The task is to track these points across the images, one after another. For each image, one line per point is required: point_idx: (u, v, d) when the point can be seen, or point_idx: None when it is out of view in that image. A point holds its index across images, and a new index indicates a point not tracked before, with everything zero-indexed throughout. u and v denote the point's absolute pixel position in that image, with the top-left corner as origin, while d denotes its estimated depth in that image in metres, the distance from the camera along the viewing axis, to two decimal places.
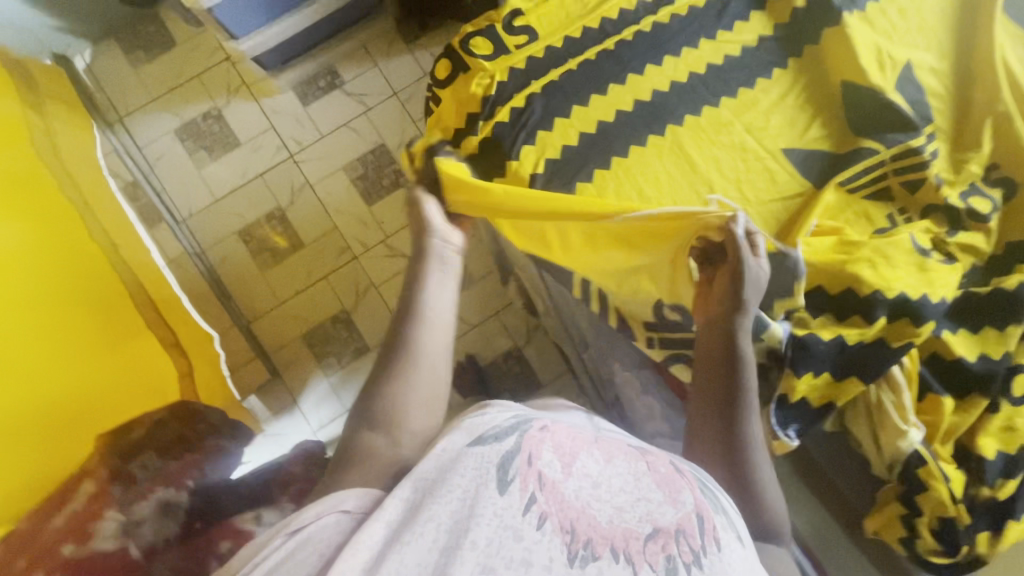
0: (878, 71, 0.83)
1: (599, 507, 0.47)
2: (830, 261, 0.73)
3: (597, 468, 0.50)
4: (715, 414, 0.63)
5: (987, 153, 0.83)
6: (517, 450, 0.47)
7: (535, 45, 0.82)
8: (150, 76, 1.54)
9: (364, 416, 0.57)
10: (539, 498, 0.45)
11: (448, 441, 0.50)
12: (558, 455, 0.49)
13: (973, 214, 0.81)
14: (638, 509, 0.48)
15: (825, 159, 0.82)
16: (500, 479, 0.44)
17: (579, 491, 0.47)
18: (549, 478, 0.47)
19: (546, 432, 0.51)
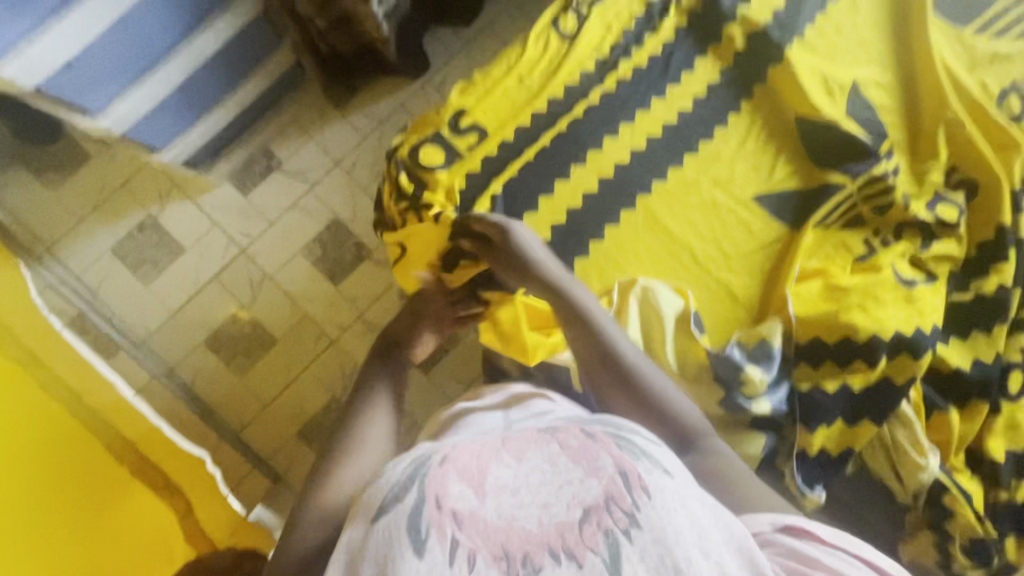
0: (829, 99, 0.83)
1: (524, 514, 0.42)
2: (823, 311, 0.73)
3: (510, 475, 0.45)
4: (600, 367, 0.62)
5: (944, 159, 0.84)
6: (423, 497, 0.42)
7: (488, 142, 0.78)
8: (71, 197, 1.43)
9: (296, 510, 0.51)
10: (461, 537, 0.41)
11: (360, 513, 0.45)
12: (468, 478, 0.45)
13: (944, 223, 0.82)
14: (564, 496, 0.43)
15: (795, 198, 0.82)
16: (412, 541, 0.40)
17: (502, 508, 0.43)
18: (467, 511, 0.42)
19: (451, 463, 0.46)
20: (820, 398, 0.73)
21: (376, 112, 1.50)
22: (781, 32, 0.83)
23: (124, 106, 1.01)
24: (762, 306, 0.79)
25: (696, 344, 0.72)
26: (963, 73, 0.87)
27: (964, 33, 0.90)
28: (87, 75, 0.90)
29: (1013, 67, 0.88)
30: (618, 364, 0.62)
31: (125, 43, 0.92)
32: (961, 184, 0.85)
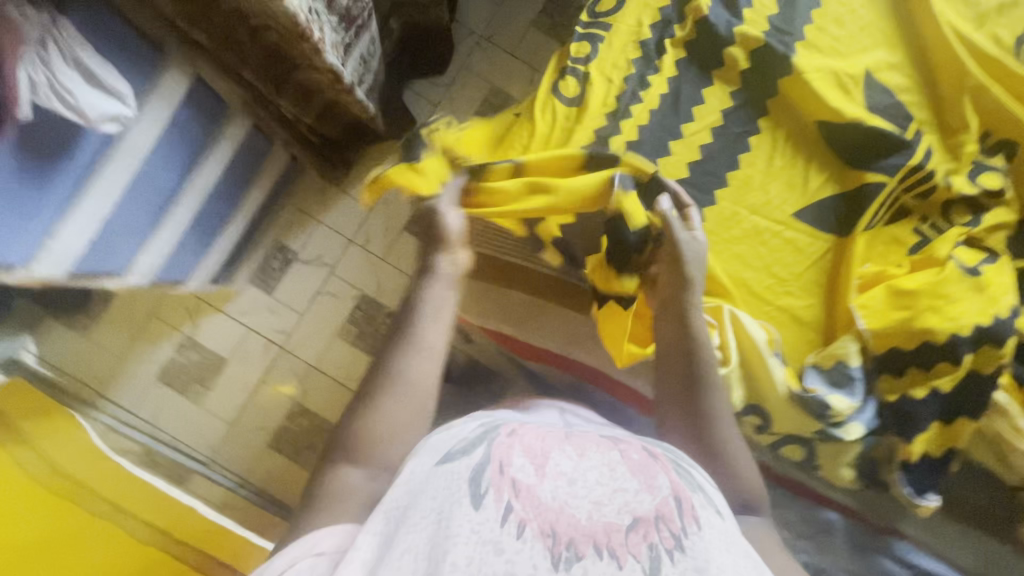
0: (846, 96, 0.81)
1: (576, 504, 0.51)
2: (896, 321, 0.73)
3: (569, 465, 0.55)
4: (678, 384, 0.69)
5: (976, 126, 0.82)
6: (487, 462, 0.53)
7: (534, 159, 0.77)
8: (107, 337, 1.45)
9: (345, 439, 0.62)
10: (514, 507, 0.50)
11: (421, 458, 0.56)
12: (530, 457, 0.54)
13: (990, 192, 0.80)
14: (617, 500, 0.53)
15: (836, 204, 0.80)
16: (472, 494, 0.50)
17: (555, 491, 0.52)
18: (524, 484, 0.52)
19: (513, 439, 0.57)
20: (911, 406, 0.73)
21: (376, 180, 1.50)
22: (782, 42, 0.81)
23: (144, 257, 1.01)
24: (829, 322, 0.78)
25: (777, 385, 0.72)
26: (976, 30, 0.84)
27: None
28: (106, 244, 0.90)
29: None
30: (696, 376, 0.68)
31: (135, 204, 0.90)
32: (998, 146, 0.83)
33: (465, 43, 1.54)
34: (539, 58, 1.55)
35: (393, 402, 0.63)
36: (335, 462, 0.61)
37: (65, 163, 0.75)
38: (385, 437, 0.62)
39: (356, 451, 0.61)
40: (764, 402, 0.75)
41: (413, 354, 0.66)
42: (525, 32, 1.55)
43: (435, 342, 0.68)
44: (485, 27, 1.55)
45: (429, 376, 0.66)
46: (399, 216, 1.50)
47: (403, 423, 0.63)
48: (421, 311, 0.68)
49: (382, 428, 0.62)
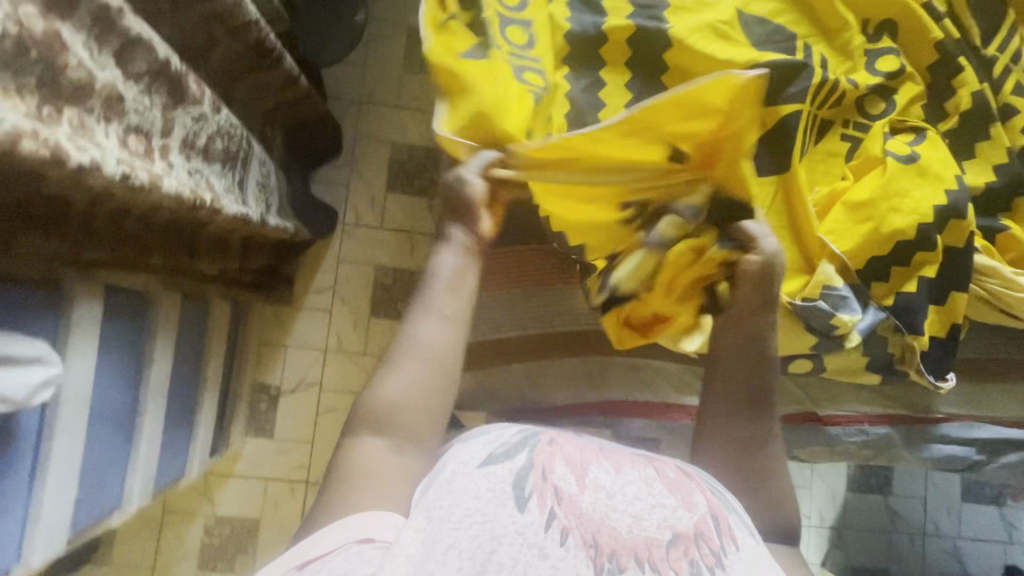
0: (729, 43, 0.82)
1: (616, 517, 0.57)
2: (866, 234, 0.73)
3: (608, 479, 0.61)
4: (737, 375, 0.71)
5: (853, 19, 0.84)
6: (531, 468, 0.58)
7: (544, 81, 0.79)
8: (131, 552, 1.38)
9: (366, 405, 0.62)
10: (557, 513, 0.55)
11: (461, 458, 0.59)
12: (570, 467, 0.60)
13: (891, 75, 0.83)
14: (656, 515, 0.59)
15: (765, 145, 0.81)
16: (516, 498, 0.55)
17: (596, 504, 0.58)
18: (566, 492, 0.57)
19: (552, 447, 0.61)
20: (908, 302, 0.74)
21: (323, 282, 1.46)
22: (651, 18, 0.81)
23: (133, 479, 0.96)
24: (806, 257, 0.78)
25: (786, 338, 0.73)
26: None
27: None
28: (90, 492, 0.84)
29: None
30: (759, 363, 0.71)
31: (102, 439, 0.85)
32: (881, 27, 0.85)
33: (348, 114, 1.51)
34: (425, 98, 1.52)
35: (410, 370, 0.63)
36: (355, 430, 0.61)
37: (16, 449, 0.68)
38: (400, 408, 0.61)
39: (377, 421, 0.61)
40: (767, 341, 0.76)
41: (432, 325, 0.65)
42: (400, 79, 1.52)
43: (451, 312, 0.66)
44: (360, 90, 1.52)
45: (449, 348, 0.65)
46: (362, 306, 1.46)
47: (413, 394, 0.62)
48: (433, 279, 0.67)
49: (396, 403, 0.61)
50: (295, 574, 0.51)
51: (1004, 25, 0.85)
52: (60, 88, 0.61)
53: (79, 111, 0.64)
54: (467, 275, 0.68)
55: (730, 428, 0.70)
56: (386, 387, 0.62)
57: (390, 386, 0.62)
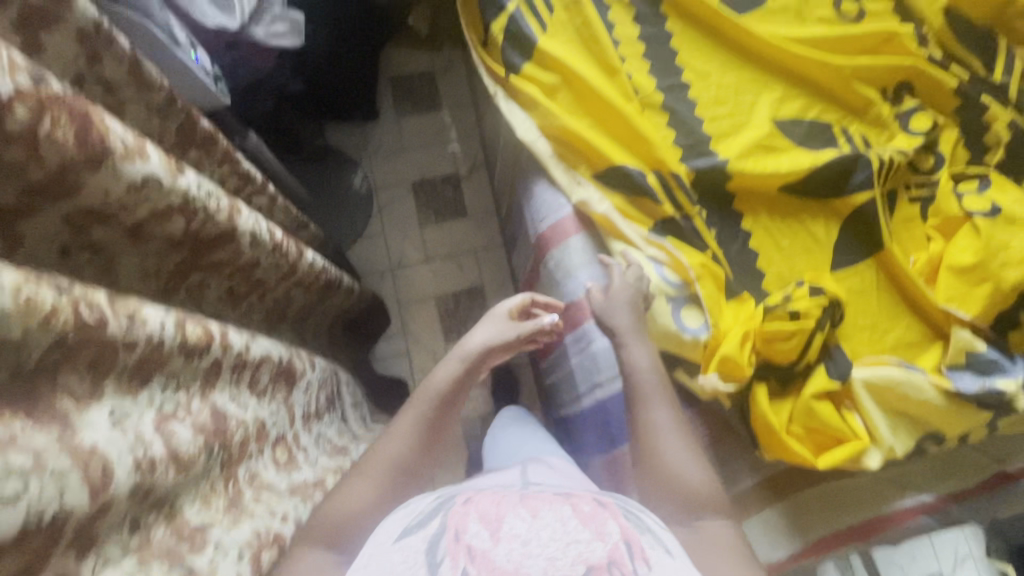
0: (779, 153, 0.87)
1: (531, 563, 0.47)
2: (988, 294, 0.76)
3: (522, 525, 0.50)
4: (640, 397, 0.65)
5: (872, 92, 0.90)
6: (443, 532, 0.50)
7: (657, 219, 0.82)
8: None
9: (318, 518, 0.57)
10: (469, 569, 0.46)
11: (379, 540, 0.53)
12: (487, 521, 0.51)
13: (929, 130, 0.88)
14: (571, 553, 0.47)
15: (850, 235, 0.85)
16: (428, 565, 0.47)
17: (510, 554, 0.47)
18: (479, 550, 0.48)
19: (470, 504, 0.53)
20: None
21: None
22: (704, 157, 0.86)
23: None
24: (932, 324, 0.81)
25: (961, 414, 0.73)
26: (801, 30, 0.93)
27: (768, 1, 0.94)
28: None
29: None
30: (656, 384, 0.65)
31: None
32: (897, 90, 0.92)
33: (385, 284, 1.53)
34: (450, 243, 1.56)
35: (368, 484, 0.60)
36: (302, 542, 0.56)
37: None
38: (355, 523, 0.57)
39: (329, 534, 0.56)
40: (940, 426, 0.74)
41: (398, 437, 0.63)
42: (421, 235, 1.57)
43: (421, 424, 0.65)
44: (389, 258, 1.55)
45: (412, 464, 0.62)
46: None
47: (371, 496, 0.59)
48: (423, 395, 0.66)
49: (348, 516, 0.57)
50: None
51: (1000, 49, 0.93)
52: (234, 455, 0.58)
53: (247, 463, 0.61)
54: (450, 392, 0.67)
55: (662, 447, 0.61)
56: (337, 502, 0.59)
57: (355, 498, 0.59)
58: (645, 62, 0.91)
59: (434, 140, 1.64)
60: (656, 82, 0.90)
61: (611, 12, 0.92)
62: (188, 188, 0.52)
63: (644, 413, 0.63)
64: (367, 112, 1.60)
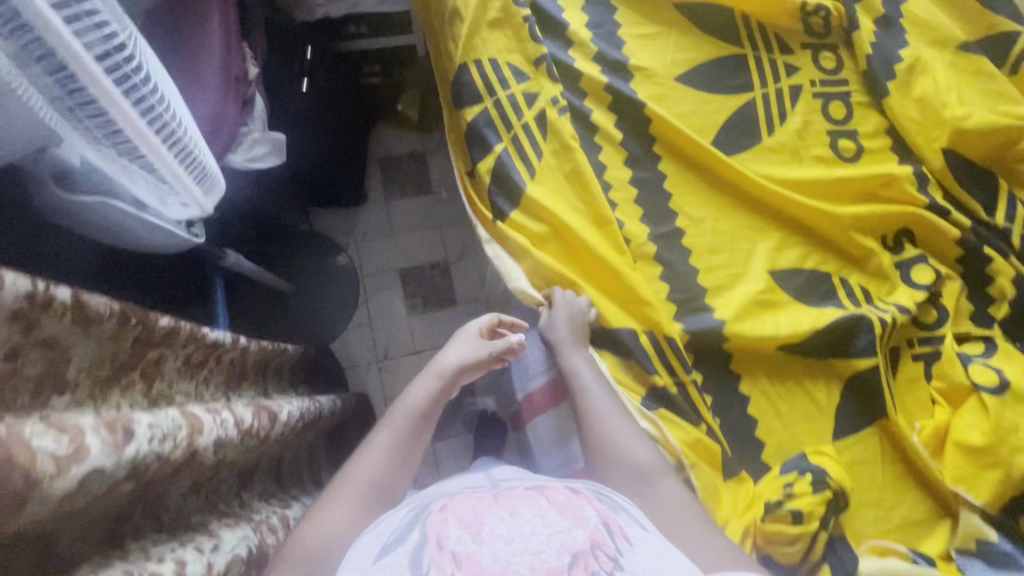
0: (777, 309, 0.83)
1: (518, 559, 0.45)
2: (998, 481, 0.73)
3: (504, 526, 0.49)
4: (583, 392, 0.73)
5: (872, 240, 0.87)
6: (424, 543, 0.48)
7: (647, 387, 0.79)
8: None
9: (296, 543, 0.56)
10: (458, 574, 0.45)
11: (354, 565, 0.49)
12: (467, 526, 0.50)
13: (932, 284, 0.85)
14: (554, 541, 0.47)
15: (852, 399, 0.81)
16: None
17: (496, 554, 0.46)
18: (464, 554, 0.46)
19: (448, 513, 0.52)
20: None
21: None
22: (699, 314, 0.82)
23: None
24: (939, 500, 0.77)
25: None
26: (797, 171, 0.91)
27: (763, 140, 0.92)
28: None
29: (814, 123, 0.93)
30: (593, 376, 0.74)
31: None
32: (898, 236, 0.89)
33: (370, 378, 1.47)
34: (438, 335, 1.50)
35: (349, 501, 0.60)
36: (276, 570, 0.54)
37: None
38: (335, 545, 0.56)
39: (306, 561, 0.54)
40: None
41: (374, 456, 0.65)
42: (408, 325, 1.51)
43: (394, 441, 0.67)
44: (374, 351, 1.49)
45: (388, 479, 0.64)
46: None
47: (350, 504, 0.60)
48: (397, 411, 0.70)
49: (323, 538, 0.56)
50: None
51: (1002, 194, 0.90)
52: None
53: None
54: (428, 408, 0.71)
55: (611, 426, 0.69)
56: (312, 526, 0.57)
57: (329, 519, 0.58)
58: (637, 207, 0.88)
59: (423, 224, 1.59)
60: (649, 230, 0.87)
61: (601, 154, 0.89)
62: (137, 453, 0.48)
63: (589, 402, 0.72)
64: (356, 199, 1.53)
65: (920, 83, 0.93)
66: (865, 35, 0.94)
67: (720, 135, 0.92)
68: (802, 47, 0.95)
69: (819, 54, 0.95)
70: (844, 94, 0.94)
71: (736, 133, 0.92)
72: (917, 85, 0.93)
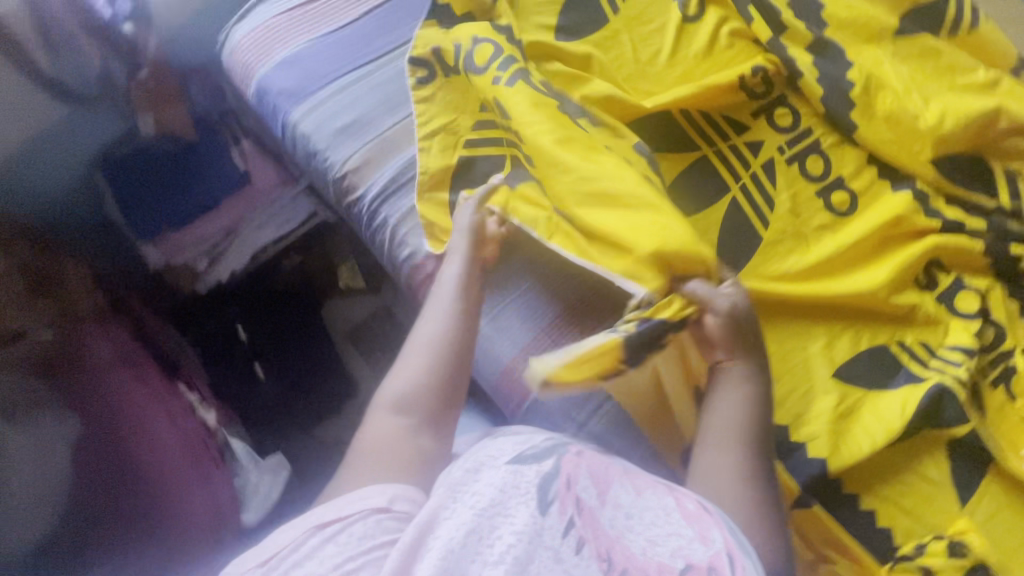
0: (855, 410, 0.81)
1: (631, 537, 0.51)
2: None
3: (627, 500, 0.55)
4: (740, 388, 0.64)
5: (906, 289, 0.85)
6: (556, 474, 0.54)
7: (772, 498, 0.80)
8: None
9: (383, 394, 0.65)
10: (577, 522, 0.51)
11: (495, 454, 0.57)
12: (595, 481, 0.55)
13: (980, 306, 0.84)
14: (672, 543, 0.51)
15: (959, 458, 0.80)
16: (539, 500, 0.51)
17: (614, 520, 0.52)
18: (587, 505, 0.52)
19: (583, 458, 0.57)
20: None
21: None
22: (791, 457, 0.79)
23: None
24: None
25: None
26: (810, 252, 0.85)
27: (763, 235, 0.85)
28: None
29: (801, 191, 0.87)
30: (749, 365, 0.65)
31: None
32: (928, 270, 0.86)
33: None
34: None
35: (420, 360, 0.65)
36: (375, 412, 0.64)
37: None
38: (418, 389, 0.64)
39: (398, 402, 0.63)
40: None
41: (435, 317, 0.68)
42: None
43: (449, 301, 0.69)
44: None
45: (448, 337, 0.67)
46: None
47: (423, 366, 0.65)
48: (442, 286, 0.70)
49: (411, 387, 0.64)
50: (313, 534, 0.52)
51: (998, 177, 0.88)
52: None
53: None
54: (467, 280, 0.70)
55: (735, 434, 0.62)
56: (389, 384, 0.65)
57: (408, 377, 0.65)
58: None
59: None
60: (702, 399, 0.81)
61: None
62: None
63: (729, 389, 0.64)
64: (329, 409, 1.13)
65: (883, 99, 0.86)
66: (810, 76, 0.86)
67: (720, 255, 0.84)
68: (752, 117, 0.87)
69: (773, 114, 0.88)
70: (815, 145, 0.88)
71: (734, 243, 0.84)
72: (880, 102, 0.86)
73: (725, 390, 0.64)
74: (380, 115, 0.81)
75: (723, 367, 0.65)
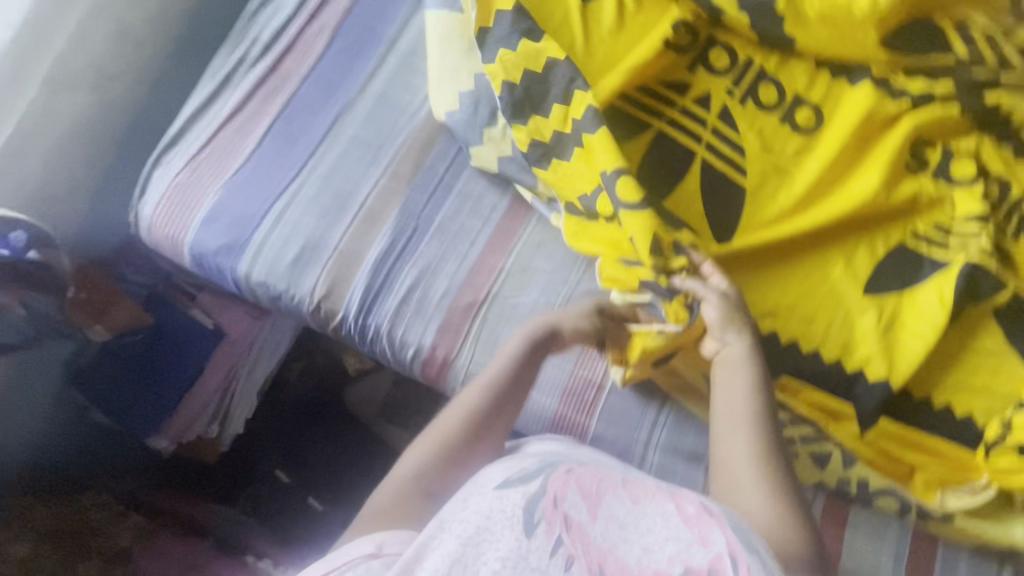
0: (894, 317, 0.79)
1: (626, 547, 0.46)
2: None
3: (623, 509, 0.49)
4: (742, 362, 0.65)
5: (899, 178, 0.82)
6: (543, 493, 0.49)
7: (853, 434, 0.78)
8: None
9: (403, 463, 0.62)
10: (566, 539, 0.46)
11: (482, 481, 0.53)
12: (586, 495, 0.49)
13: (975, 168, 0.82)
14: (669, 548, 0.45)
15: (1007, 322, 0.79)
16: (526, 522, 0.47)
17: (607, 532, 0.47)
18: (579, 522, 0.47)
19: (573, 475, 0.52)
20: None
21: None
22: (853, 388, 0.78)
23: None
24: None
25: None
26: (796, 181, 0.81)
27: (745, 184, 0.81)
28: None
29: (764, 124, 0.83)
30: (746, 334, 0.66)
31: None
32: (914, 151, 0.83)
33: None
34: None
35: (450, 433, 0.62)
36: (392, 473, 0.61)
37: None
38: (445, 459, 0.61)
39: (426, 474, 0.60)
40: None
41: (476, 394, 0.65)
42: None
43: (494, 381, 0.65)
44: None
45: (489, 415, 0.64)
46: None
47: (460, 440, 0.62)
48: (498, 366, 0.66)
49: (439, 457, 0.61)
50: None
51: (946, 33, 0.84)
52: None
53: None
54: (525, 368, 0.67)
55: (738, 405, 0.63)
56: (415, 452, 0.62)
57: (434, 449, 0.62)
58: None
59: None
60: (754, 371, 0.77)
61: None
62: None
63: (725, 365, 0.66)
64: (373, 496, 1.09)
65: None
66: (730, 8, 0.81)
67: (712, 221, 0.80)
68: (688, 72, 0.83)
69: (708, 60, 0.84)
70: (761, 73, 0.84)
71: (720, 204, 0.81)
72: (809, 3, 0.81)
73: (724, 379, 0.65)
74: (323, 228, 0.76)
75: (721, 352, 0.67)
